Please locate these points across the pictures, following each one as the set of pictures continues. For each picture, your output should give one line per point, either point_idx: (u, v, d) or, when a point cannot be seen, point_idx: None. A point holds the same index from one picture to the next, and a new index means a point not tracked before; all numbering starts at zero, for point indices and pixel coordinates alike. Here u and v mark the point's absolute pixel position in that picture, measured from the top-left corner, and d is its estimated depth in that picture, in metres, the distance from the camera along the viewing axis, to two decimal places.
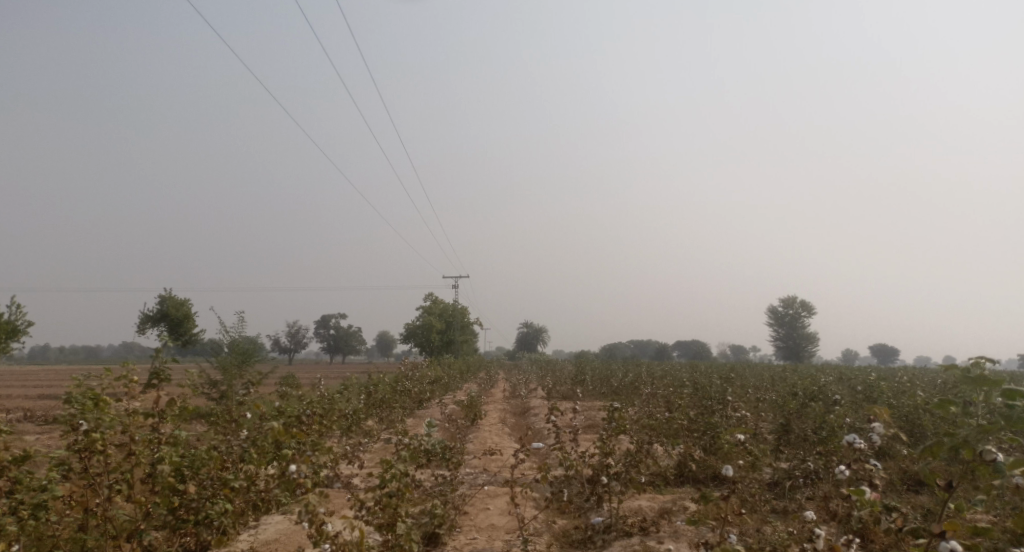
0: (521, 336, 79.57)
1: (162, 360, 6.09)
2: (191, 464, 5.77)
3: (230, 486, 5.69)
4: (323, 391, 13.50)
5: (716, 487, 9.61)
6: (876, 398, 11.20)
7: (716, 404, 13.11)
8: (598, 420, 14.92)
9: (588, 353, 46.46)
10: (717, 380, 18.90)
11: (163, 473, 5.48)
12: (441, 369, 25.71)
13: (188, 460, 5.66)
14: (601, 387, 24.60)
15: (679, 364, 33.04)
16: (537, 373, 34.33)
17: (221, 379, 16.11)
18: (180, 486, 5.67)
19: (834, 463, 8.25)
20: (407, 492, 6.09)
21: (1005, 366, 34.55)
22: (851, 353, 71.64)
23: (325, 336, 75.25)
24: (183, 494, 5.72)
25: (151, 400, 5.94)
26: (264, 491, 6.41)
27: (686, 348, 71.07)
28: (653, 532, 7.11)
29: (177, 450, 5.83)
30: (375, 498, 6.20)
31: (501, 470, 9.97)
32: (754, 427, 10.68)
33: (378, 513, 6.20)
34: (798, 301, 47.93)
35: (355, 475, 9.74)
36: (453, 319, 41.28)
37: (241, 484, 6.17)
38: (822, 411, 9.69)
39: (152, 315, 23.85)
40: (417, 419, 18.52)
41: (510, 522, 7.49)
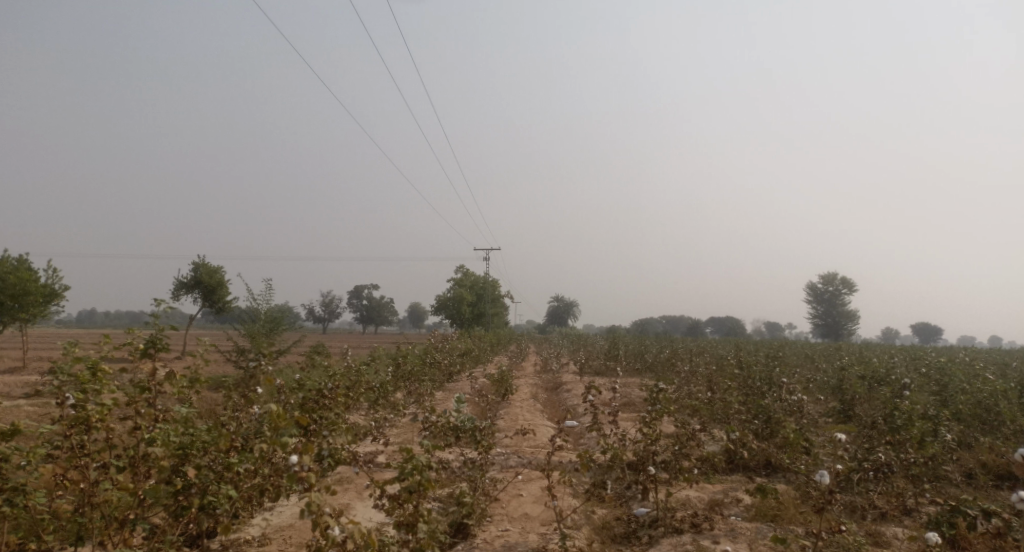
0: (551, 310, 78.85)
1: (158, 328, 5.42)
2: (192, 444, 5.18)
3: (236, 465, 5.07)
4: (350, 362, 13.01)
5: (770, 477, 8.82)
6: (946, 381, 10.23)
7: (765, 386, 12.27)
8: (636, 399, 14.20)
9: (621, 328, 45.52)
10: (762, 359, 17.92)
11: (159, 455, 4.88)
12: (471, 341, 25.17)
13: (188, 441, 5.04)
14: (636, 363, 23.79)
15: (715, 341, 32.00)
16: (569, 347, 33.64)
17: (248, 347, 15.75)
18: (181, 470, 5.09)
19: (908, 456, 7.39)
20: (431, 487, 5.38)
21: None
22: (891, 333, 69.43)
23: (358, 306, 75.57)
24: (182, 476, 5.12)
25: (148, 371, 5.33)
26: (275, 475, 5.74)
27: (719, 325, 69.76)
28: (706, 530, 6.35)
29: (179, 429, 5.24)
30: (395, 490, 5.53)
31: (535, 452, 9.32)
32: (810, 413, 9.82)
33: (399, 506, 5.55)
34: (839, 278, 46.16)
35: (380, 454, 9.19)
36: (485, 291, 40.69)
37: (249, 467, 5.52)
38: (891, 396, 8.76)
39: (185, 282, 23.68)
40: (446, 393, 18.05)
41: (545, 512, 6.82)
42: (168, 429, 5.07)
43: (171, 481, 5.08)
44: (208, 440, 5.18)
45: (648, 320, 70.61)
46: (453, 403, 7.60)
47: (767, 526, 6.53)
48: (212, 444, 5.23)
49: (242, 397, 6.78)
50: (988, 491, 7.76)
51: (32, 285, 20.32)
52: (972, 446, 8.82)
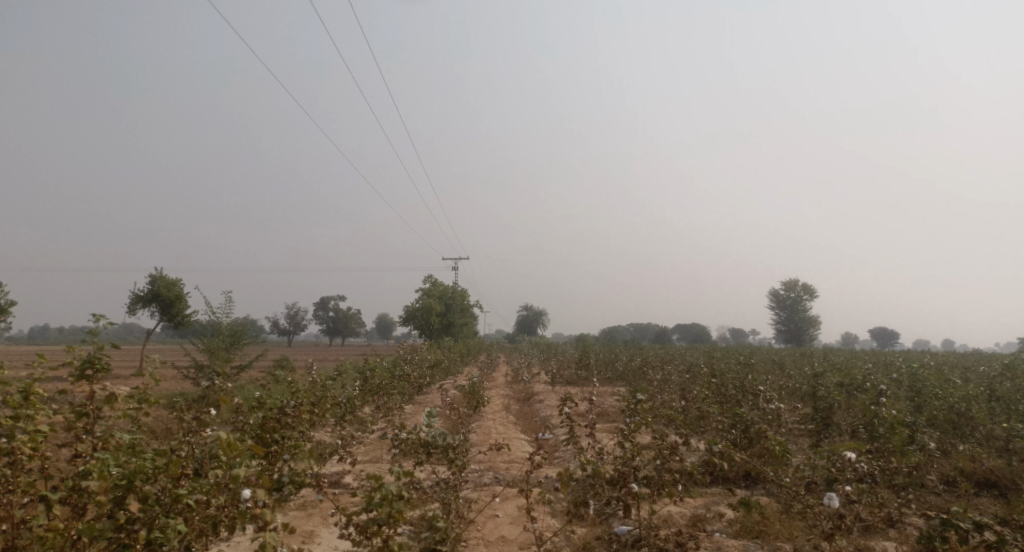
0: (520, 319, 78.57)
1: (97, 347, 4.98)
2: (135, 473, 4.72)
3: (186, 496, 4.64)
4: (315, 377, 12.51)
5: (750, 489, 8.63)
6: (920, 386, 10.21)
7: (740, 393, 12.15)
8: (611, 410, 13.96)
9: (590, 336, 45.42)
10: (734, 366, 17.87)
11: (96, 488, 4.43)
12: (440, 352, 24.73)
13: (130, 471, 4.59)
14: (607, 371, 23.62)
15: (683, 349, 32.08)
16: (538, 356, 33.36)
17: (208, 363, 15.10)
18: (122, 502, 4.64)
19: (891, 466, 7.26)
20: (402, 517, 4.98)
21: (1011, 352, 33.75)
22: (852, 337, 70.82)
23: (324, 318, 74.25)
24: (124, 511, 4.65)
25: (86, 394, 4.89)
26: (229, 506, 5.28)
27: (686, 332, 70.31)
28: (691, 549, 6.07)
29: (121, 458, 4.80)
30: (362, 521, 5.13)
31: (511, 468, 8.98)
32: (788, 421, 9.68)
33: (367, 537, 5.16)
34: (801, 284, 46.86)
35: (348, 474, 8.76)
36: (453, 301, 40.22)
37: (199, 500, 5.03)
38: (869, 402, 8.65)
39: (143, 295, 22.77)
40: (416, 406, 17.60)
41: (523, 535, 6.48)
42: (107, 458, 4.62)
43: (113, 515, 4.62)
44: (154, 469, 4.74)
45: (616, 328, 70.83)
46: (424, 419, 7.26)
47: (754, 543, 6.29)
48: (158, 473, 4.79)
49: (198, 420, 6.32)
50: (969, 498, 7.66)
51: None
52: (950, 451, 8.77)
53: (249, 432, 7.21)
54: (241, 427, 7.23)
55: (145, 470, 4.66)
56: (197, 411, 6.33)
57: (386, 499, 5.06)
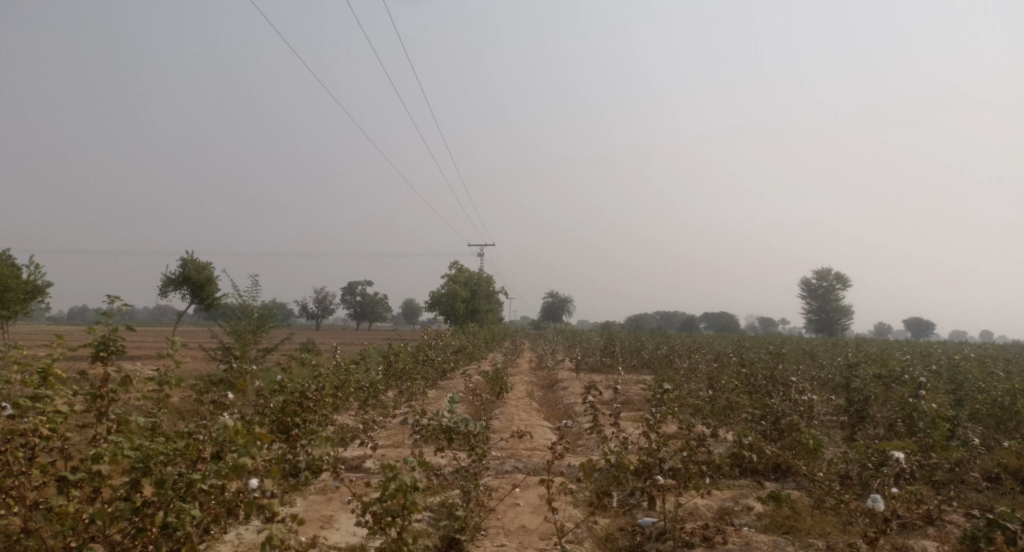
0: (545, 306, 78.35)
1: (109, 329, 4.93)
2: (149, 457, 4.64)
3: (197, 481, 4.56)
4: (338, 361, 12.48)
5: (780, 482, 8.36)
6: (961, 379, 9.80)
7: (770, 384, 11.83)
8: (636, 399, 13.72)
9: (616, 324, 45.04)
10: (763, 356, 17.49)
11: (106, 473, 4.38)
12: (465, 338, 24.67)
13: (141, 456, 4.53)
14: (632, 359, 23.35)
15: (710, 338, 31.63)
16: (563, 343, 33.15)
17: (234, 346, 15.18)
18: (136, 486, 4.56)
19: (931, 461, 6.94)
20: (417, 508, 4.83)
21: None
22: (884, 328, 69.28)
23: (352, 303, 74.89)
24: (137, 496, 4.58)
25: (99, 377, 4.84)
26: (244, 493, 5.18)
27: (713, 320, 69.46)
28: (718, 544, 5.83)
29: (136, 441, 4.73)
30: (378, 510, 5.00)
31: (533, 456, 8.84)
32: (821, 413, 9.37)
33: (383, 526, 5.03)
34: (832, 273, 45.86)
35: (370, 459, 8.70)
36: (479, 287, 40.15)
37: (212, 487, 4.94)
38: (908, 395, 8.30)
39: (174, 278, 23.09)
40: (439, 391, 17.55)
41: (544, 525, 6.32)
42: (118, 442, 4.57)
43: (124, 499, 4.57)
44: (166, 453, 4.67)
45: (642, 315, 70.26)
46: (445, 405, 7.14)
47: (784, 538, 6.03)
48: (171, 458, 4.72)
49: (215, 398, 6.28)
50: (1014, 497, 7.30)
51: (13, 281, 19.62)
52: (993, 447, 8.39)
53: (269, 415, 7.13)
54: (261, 411, 7.18)
55: (156, 454, 4.59)
56: (214, 392, 6.25)
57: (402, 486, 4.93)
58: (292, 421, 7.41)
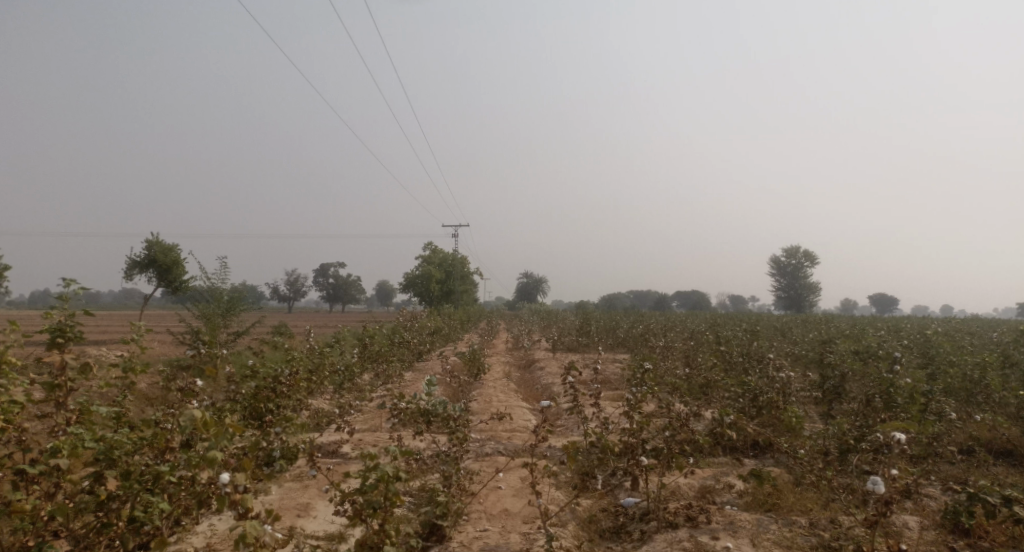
0: (520, 286, 78.33)
1: (65, 315, 4.65)
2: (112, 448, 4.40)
3: (164, 474, 4.34)
4: (312, 344, 12.22)
5: (760, 459, 8.37)
6: (935, 353, 9.92)
7: (747, 361, 11.88)
8: (614, 378, 13.71)
9: (590, 304, 45.17)
10: (738, 333, 17.60)
11: (64, 467, 4.14)
12: (441, 319, 24.49)
13: (103, 447, 4.29)
14: (608, 338, 23.40)
15: (683, 315, 31.88)
16: (538, 323, 33.16)
17: (203, 331, 14.79)
18: (99, 479, 4.33)
19: (909, 435, 6.97)
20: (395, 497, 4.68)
21: (1011, 318, 33.57)
22: (851, 304, 70.67)
23: (324, 285, 74.04)
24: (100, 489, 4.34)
25: (55, 366, 4.57)
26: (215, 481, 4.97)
27: (685, 299, 70.20)
28: (702, 523, 5.77)
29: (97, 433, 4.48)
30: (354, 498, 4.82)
31: (513, 438, 8.73)
32: (799, 389, 9.41)
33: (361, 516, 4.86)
34: (801, 251, 46.48)
35: (347, 444, 8.51)
36: (453, 268, 39.89)
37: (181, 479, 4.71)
38: (885, 370, 8.33)
39: (140, 261, 22.46)
40: (416, 373, 17.38)
41: (527, 509, 6.22)
42: (78, 434, 4.33)
43: (86, 494, 4.35)
44: (130, 444, 4.43)
45: (616, 294, 70.65)
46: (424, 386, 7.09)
47: (768, 516, 5.99)
48: (136, 449, 4.49)
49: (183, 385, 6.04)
50: (989, 468, 7.39)
51: None
52: (967, 419, 8.48)
53: (241, 401, 6.91)
54: (233, 397, 6.95)
55: (119, 445, 4.35)
56: (183, 377, 6.03)
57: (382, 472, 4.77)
58: (266, 407, 7.19)
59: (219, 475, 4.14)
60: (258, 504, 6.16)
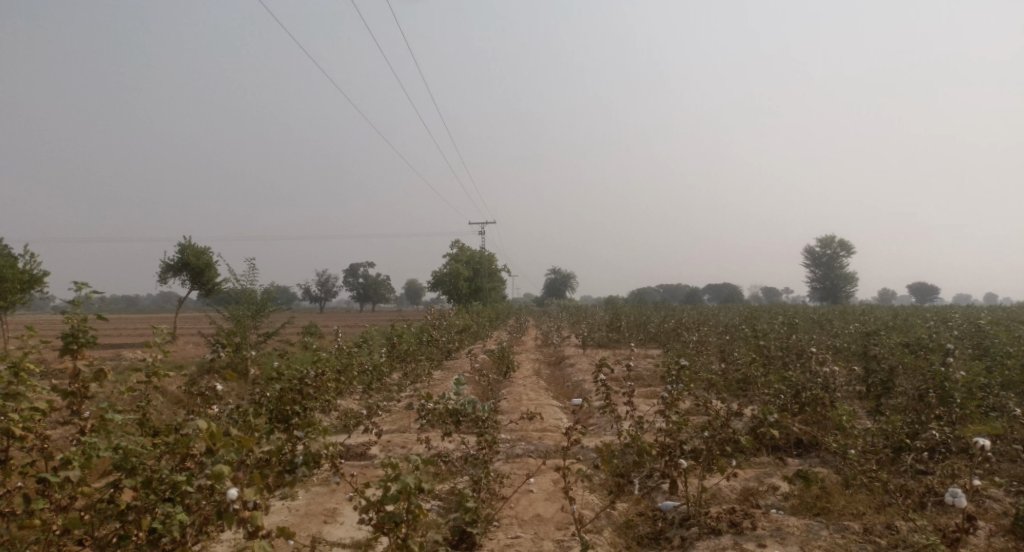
0: (548, 282, 77.89)
1: (79, 319, 4.56)
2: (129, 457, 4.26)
3: (176, 485, 4.19)
4: (340, 345, 12.13)
5: (805, 458, 7.98)
6: (988, 344, 9.41)
7: (786, 356, 11.45)
8: (647, 375, 13.37)
9: (620, 299, 44.61)
10: (775, 327, 17.07)
11: (75, 480, 4.00)
12: (470, 317, 24.37)
13: (118, 456, 4.15)
14: (639, 334, 22.97)
15: (715, 309, 31.26)
16: (568, 319, 32.83)
17: (234, 333, 14.84)
18: (115, 489, 4.20)
19: (967, 433, 6.54)
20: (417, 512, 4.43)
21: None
22: (888, 295, 68.81)
23: (354, 285, 74.57)
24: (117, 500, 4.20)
25: (68, 372, 4.47)
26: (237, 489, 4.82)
27: (716, 292, 69.13)
28: (747, 529, 5.45)
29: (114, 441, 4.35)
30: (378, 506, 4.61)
31: (544, 438, 8.48)
32: (844, 384, 8.98)
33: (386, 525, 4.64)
34: (836, 241, 45.29)
35: (375, 446, 8.34)
36: (482, 266, 39.75)
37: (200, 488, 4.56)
38: (937, 364, 7.88)
39: (173, 264, 22.69)
40: (445, 372, 17.24)
41: (560, 514, 5.97)
42: (92, 443, 4.19)
43: (100, 505, 4.22)
44: (146, 453, 4.28)
45: (645, 289, 69.83)
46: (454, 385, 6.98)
47: (817, 521, 5.64)
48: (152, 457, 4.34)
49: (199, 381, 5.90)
50: None
51: (10, 272, 19.24)
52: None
53: (264, 405, 6.77)
54: (257, 400, 6.82)
55: (135, 454, 4.20)
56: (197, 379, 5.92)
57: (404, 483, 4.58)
58: (291, 410, 7.04)
59: (228, 492, 3.95)
60: (285, 509, 6.01)
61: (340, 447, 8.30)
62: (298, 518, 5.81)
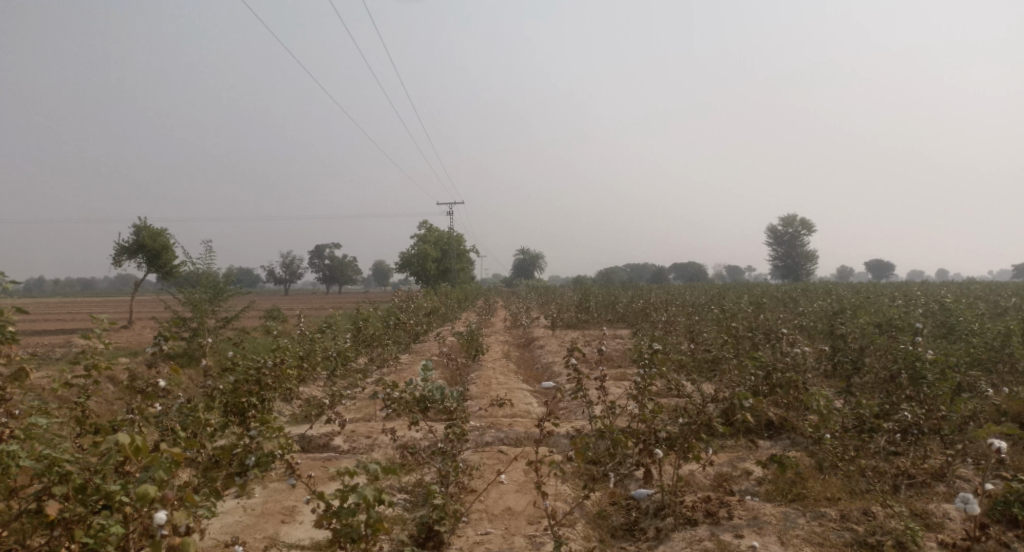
0: (516, 262, 77.70)
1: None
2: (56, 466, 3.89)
3: (110, 496, 3.81)
4: (302, 330, 11.71)
5: (777, 440, 7.92)
6: (955, 322, 9.45)
7: (756, 335, 11.41)
8: (617, 356, 13.26)
9: (588, 279, 44.63)
10: (743, 306, 17.09)
11: None
12: (437, 299, 24.02)
13: (43, 465, 3.79)
14: (607, 314, 22.91)
15: (682, 288, 31.43)
16: (537, 300, 32.68)
17: (191, 320, 14.31)
18: (42, 500, 3.84)
19: (939, 414, 6.49)
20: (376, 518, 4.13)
21: (1009, 282, 33.16)
22: (847, 272, 70.26)
23: (320, 266, 73.37)
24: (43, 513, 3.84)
25: None
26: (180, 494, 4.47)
27: (682, 271, 69.74)
28: (724, 519, 5.30)
29: (38, 447, 3.98)
30: (336, 510, 4.29)
31: (515, 425, 8.26)
32: (814, 364, 8.94)
33: (344, 530, 4.33)
34: (798, 220, 45.90)
35: (339, 436, 8.03)
36: (449, 247, 39.29)
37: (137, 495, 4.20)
38: (907, 343, 7.84)
39: (128, 246, 21.81)
40: (413, 355, 16.94)
41: (532, 507, 5.75)
42: (12, 452, 3.82)
43: (25, 516, 3.85)
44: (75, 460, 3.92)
45: (613, 268, 70.11)
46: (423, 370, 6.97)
47: (794, 508, 5.51)
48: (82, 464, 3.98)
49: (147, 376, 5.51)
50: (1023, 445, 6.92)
51: None
52: (995, 392, 7.99)
53: (219, 398, 6.39)
54: (211, 393, 6.44)
55: (62, 461, 3.84)
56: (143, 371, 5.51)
57: (366, 490, 4.26)
58: (248, 402, 6.68)
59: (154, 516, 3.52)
60: (241, 508, 5.68)
61: (301, 438, 7.95)
62: (254, 518, 5.47)
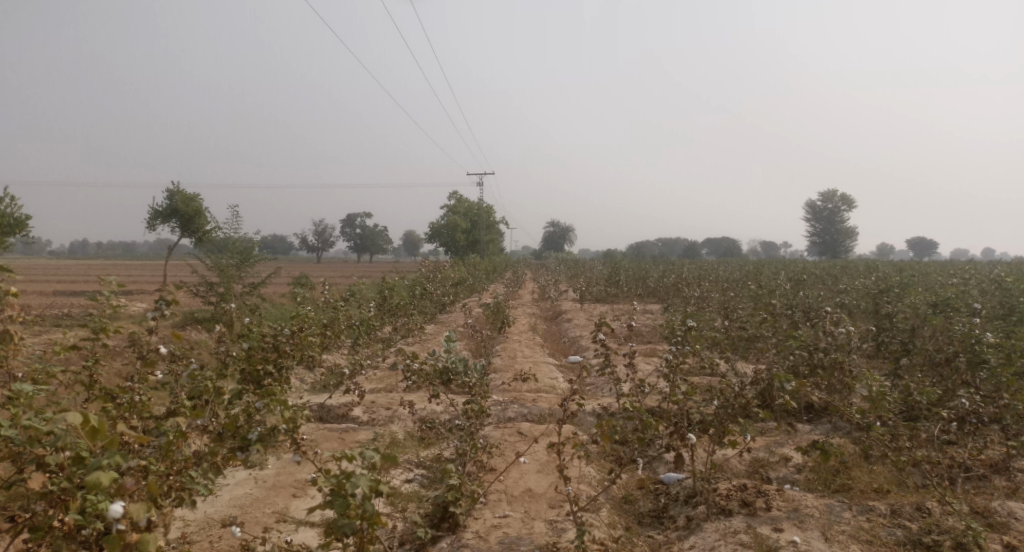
0: (545, 234, 76.97)
1: None
2: (39, 438, 3.67)
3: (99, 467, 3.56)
4: (326, 298, 11.52)
5: (817, 424, 7.47)
6: (1014, 304, 8.80)
7: (795, 313, 10.88)
8: (647, 332, 12.84)
9: (619, 252, 43.90)
10: (781, 282, 16.45)
11: None
12: (465, 269, 23.77)
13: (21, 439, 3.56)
14: (638, 288, 22.38)
15: (715, 263, 30.62)
16: (566, 273, 32.23)
17: (217, 285, 14.28)
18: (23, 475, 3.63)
19: (1000, 404, 5.98)
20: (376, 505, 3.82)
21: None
22: (886, 250, 68.12)
23: (351, 235, 73.70)
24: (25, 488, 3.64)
25: None
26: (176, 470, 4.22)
27: (715, 246, 68.36)
28: (761, 509, 4.92)
29: (24, 417, 3.76)
30: (339, 492, 4.00)
31: (539, 400, 7.95)
32: (859, 344, 8.43)
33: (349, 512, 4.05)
34: (839, 195, 44.36)
35: (358, 407, 7.82)
36: (479, 218, 38.94)
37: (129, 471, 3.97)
38: (963, 325, 7.29)
39: (161, 211, 21.90)
40: (439, 325, 16.73)
41: (554, 488, 5.45)
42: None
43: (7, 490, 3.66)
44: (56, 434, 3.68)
45: (644, 242, 69.04)
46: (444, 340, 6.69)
47: (838, 500, 5.10)
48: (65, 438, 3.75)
49: (152, 337, 5.26)
50: None
51: None
52: None
53: (233, 364, 6.15)
54: (224, 359, 6.21)
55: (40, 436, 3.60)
56: (151, 328, 5.13)
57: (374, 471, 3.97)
58: (264, 370, 6.47)
59: (112, 508, 3.33)
60: (252, 480, 5.47)
61: (320, 407, 7.75)
62: (265, 491, 5.26)
